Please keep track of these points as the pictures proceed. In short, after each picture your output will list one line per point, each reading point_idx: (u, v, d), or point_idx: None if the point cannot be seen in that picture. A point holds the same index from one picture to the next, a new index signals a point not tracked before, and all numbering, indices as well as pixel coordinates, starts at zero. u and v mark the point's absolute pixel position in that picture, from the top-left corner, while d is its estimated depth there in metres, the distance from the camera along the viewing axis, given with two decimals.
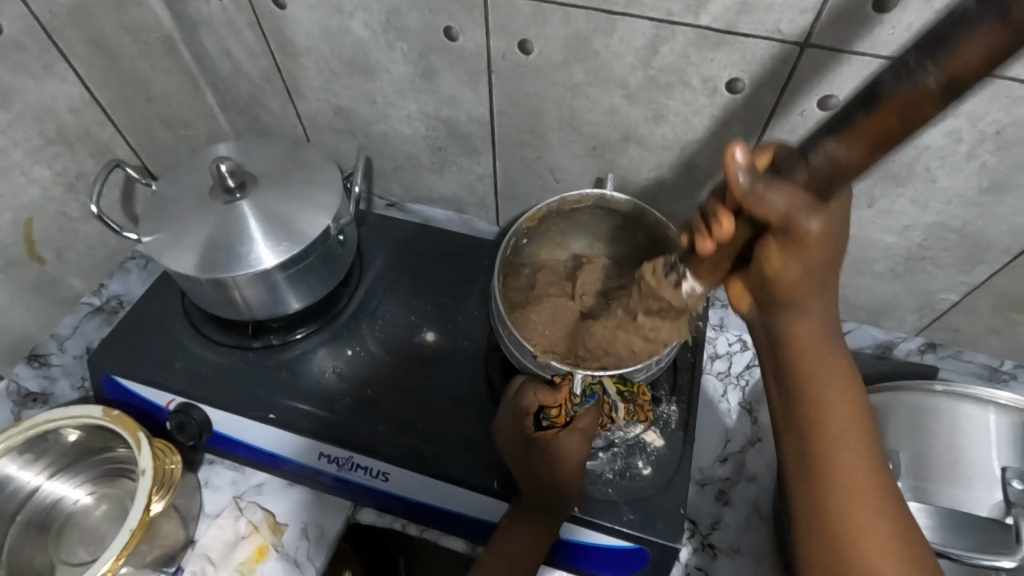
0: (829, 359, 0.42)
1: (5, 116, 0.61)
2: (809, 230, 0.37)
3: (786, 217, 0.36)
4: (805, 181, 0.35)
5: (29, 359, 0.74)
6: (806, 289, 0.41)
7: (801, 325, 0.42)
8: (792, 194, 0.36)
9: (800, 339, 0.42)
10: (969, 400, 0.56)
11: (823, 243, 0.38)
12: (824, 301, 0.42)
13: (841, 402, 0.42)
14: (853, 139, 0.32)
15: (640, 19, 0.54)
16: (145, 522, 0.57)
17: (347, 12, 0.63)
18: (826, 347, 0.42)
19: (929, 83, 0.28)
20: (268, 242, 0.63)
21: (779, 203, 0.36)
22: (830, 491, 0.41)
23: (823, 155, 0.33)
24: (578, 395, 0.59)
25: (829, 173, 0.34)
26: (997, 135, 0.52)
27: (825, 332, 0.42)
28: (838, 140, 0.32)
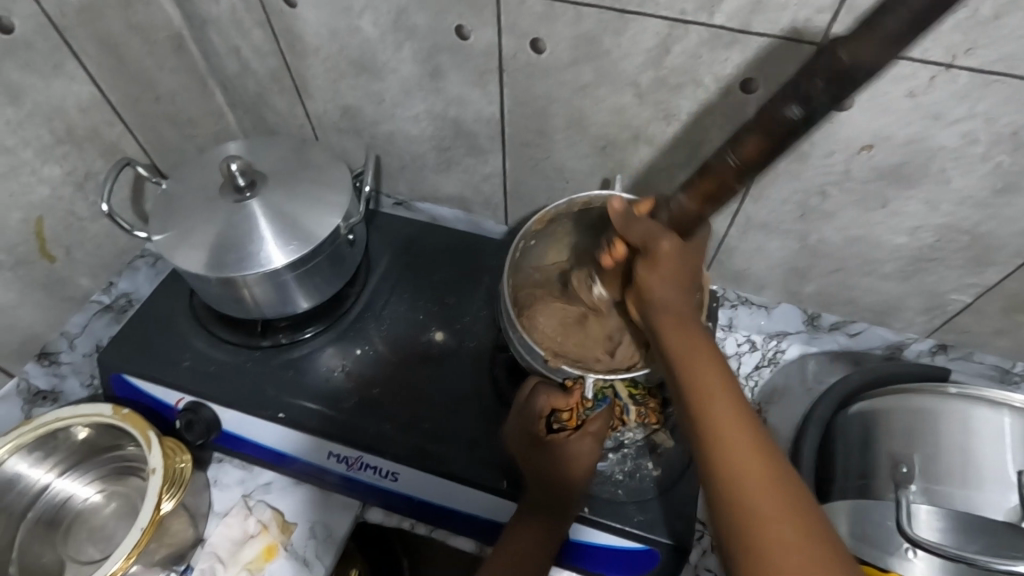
0: (697, 343, 0.47)
1: (16, 114, 0.61)
2: (664, 250, 0.46)
3: (645, 241, 0.47)
4: (668, 223, 0.49)
5: (38, 357, 0.73)
6: (667, 285, 0.47)
7: (669, 320, 0.48)
8: (648, 224, 0.48)
9: (669, 331, 0.47)
10: (984, 402, 0.55)
11: (678, 257, 0.47)
12: (681, 296, 0.48)
13: (713, 375, 0.45)
14: (692, 195, 0.46)
15: (651, 18, 0.54)
16: (155, 521, 0.58)
17: (356, 11, 0.63)
18: (693, 332, 0.47)
19: (730, 161, 0.42)
20: (278, 242, 0.63)
21: (641, 229, 0.48)
22: (718, 458, 0.41)
23: (677, 206, 0.48)
24: (590, 399, 0.60)
25: (681, 218, 0.48)
26: (1012, 135, 0.51)
27: (688, 322, 0.48)
28: (685, 195, 0.47)
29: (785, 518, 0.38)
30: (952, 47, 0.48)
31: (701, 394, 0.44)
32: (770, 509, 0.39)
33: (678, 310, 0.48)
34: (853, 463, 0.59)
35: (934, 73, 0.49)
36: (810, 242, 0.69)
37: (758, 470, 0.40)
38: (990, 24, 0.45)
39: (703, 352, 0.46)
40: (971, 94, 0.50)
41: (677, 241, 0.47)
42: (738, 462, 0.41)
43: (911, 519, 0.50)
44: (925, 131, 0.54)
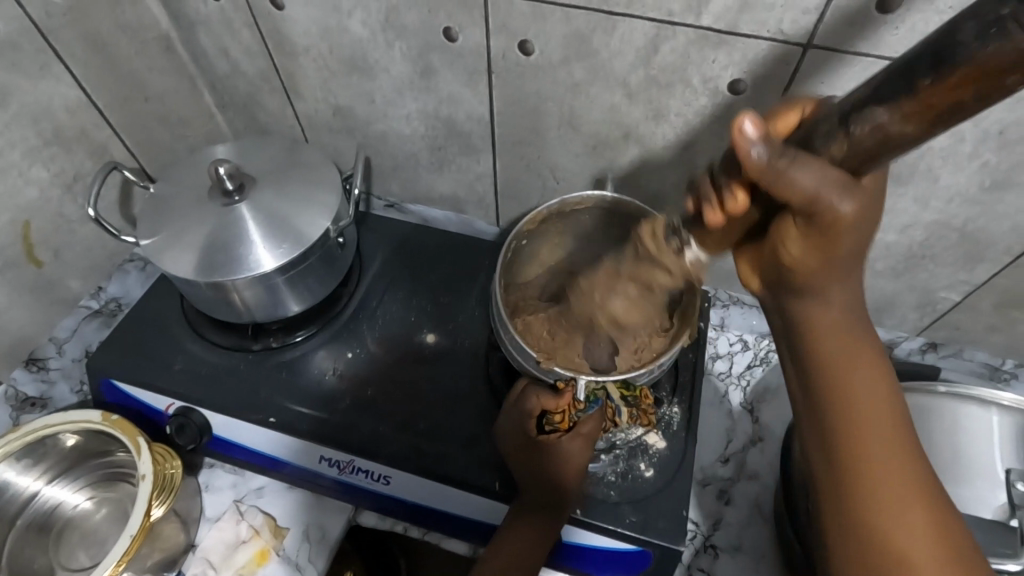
0: (855, 337, 0.39)
1: (2, 116, 0.60)
2: (841, 215, 0.33)
3: (813, 200, 0.33)
4: (841, 158, 0.32)
5: (27, 363, 0.73)
6: (836, 281, 0.38)
7: (821, 309, 0.39)
8: (819, 176, 0.32)
9: (817, 324, 0.39)
10: (973, 400, 0.55)
11: (846, 235, 0.35)
12: (847, 290, 0.39)
13: (864, 379, 0.39)
14: (900, 118, 0.28)
15: (640, 18, 0.53)
16: (145, 528, 0.57)
17: (346, 10, 0.62)
18: (851, 325, 0.40)
19: (997, 57, 0.23)
20: (268, 244, 0.63)
21: (808, 185, 0.32)
22: (856, 461, 0.39)
23: (864, 133, 0.30)
24: (581, 400, 0.59)
25: (863, 156, 0.31)
26: (1000, 133, 0.52)
27: (851, 314, 0.40)
28: (886, 114, 0.28)
29: (923, 529, 0.38)
30: None
31: (852, 401, 0.39)
32: (905, 516, 0.38)
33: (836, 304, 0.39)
34: None
35: None
36: None
37: (897, 474, 0.39)
38: None
39: (858, 349, 0.40)
40: None
41: (853, 205, 0.33)
42: (878, 468, 0.39)
43: None
44: None
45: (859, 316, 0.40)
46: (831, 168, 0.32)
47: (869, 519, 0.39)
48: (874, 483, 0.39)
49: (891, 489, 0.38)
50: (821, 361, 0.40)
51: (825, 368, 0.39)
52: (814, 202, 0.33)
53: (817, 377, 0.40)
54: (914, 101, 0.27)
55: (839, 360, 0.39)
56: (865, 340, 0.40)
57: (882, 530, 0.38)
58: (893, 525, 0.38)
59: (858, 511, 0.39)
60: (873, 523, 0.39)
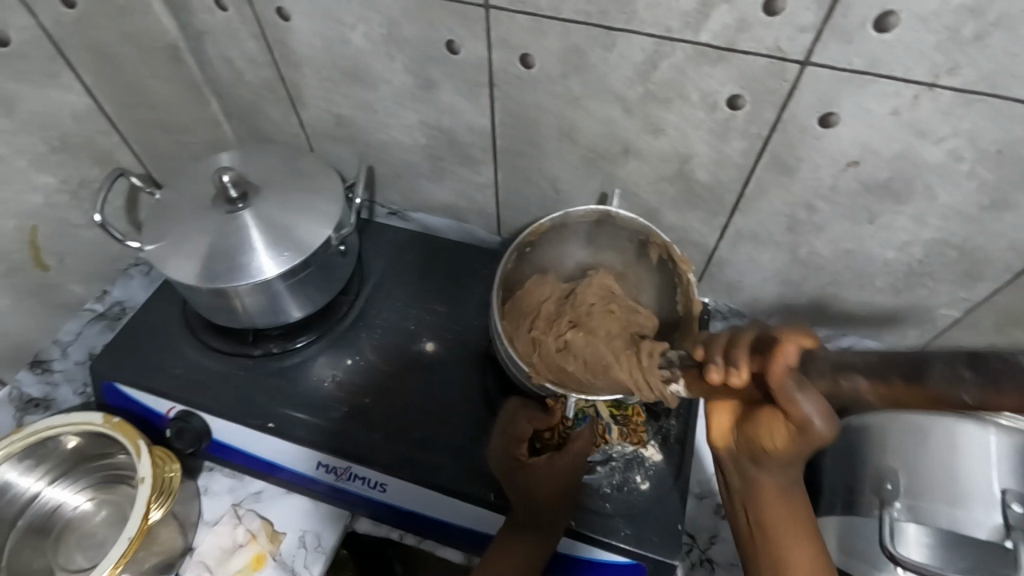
0: (787, 503, 0.49)
1: (10, 124, 0.62)
2: (814, 431, 0.43)
3: (805, 419, 0.42)
4: (827, 390, 0.41)
5: (32, 365, 0.74)
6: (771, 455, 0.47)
7: (770, 488, 0.49)
8: (817, 403, 0.41)
9: (766, 498, 0.49)
10: (968, 419, 0.52)
11: (785, 443, 0.45)
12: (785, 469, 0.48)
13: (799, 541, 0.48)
14: (886, 394, 0.38)
15: (638, 34, 0.54)
16: (143, 530, 0.58)
17: (349, 23, 0.63)
18: (783, 495, 0.49)
19: (964, 397, 0.35)
20: (271, 252, 0.64)
21: (807, 408, 0.41)
22: None
23: (854, 387, 0.39)
24: (570, 417, 0.62)
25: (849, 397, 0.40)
26: (997, 154, 0.52)
27: (785, 486, 0.49)
28: (876, 387, 0.38)
29: None
30: (935, 66, 0.48)
31: (785, 558, 0.48)
32: None
33: (777, 475, 0.48)
34: (845, 473, 0.60)
35: (916, 92, 0.50)
36: (801, 255, 0.69)
37: None
38: (973, 44, 0.46)
39: (796, 522, 0.48)
40: (956, 111, 0.50)
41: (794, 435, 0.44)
42: None
43: (898, 538, 0.50)
44: (912, 147, 0.54)
45: (794, 492, 0.49)
46: (822, 399, 0.42)
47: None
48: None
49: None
50: (764, 524, 0.49)
51: (764, 530, 0.49)
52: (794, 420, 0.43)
53: (760, 542, 0.49)
54: (898, 387, 0.37)
55: (778, 527, 0.48)
56: (797, 508, 0.48)
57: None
58: None
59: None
60: None
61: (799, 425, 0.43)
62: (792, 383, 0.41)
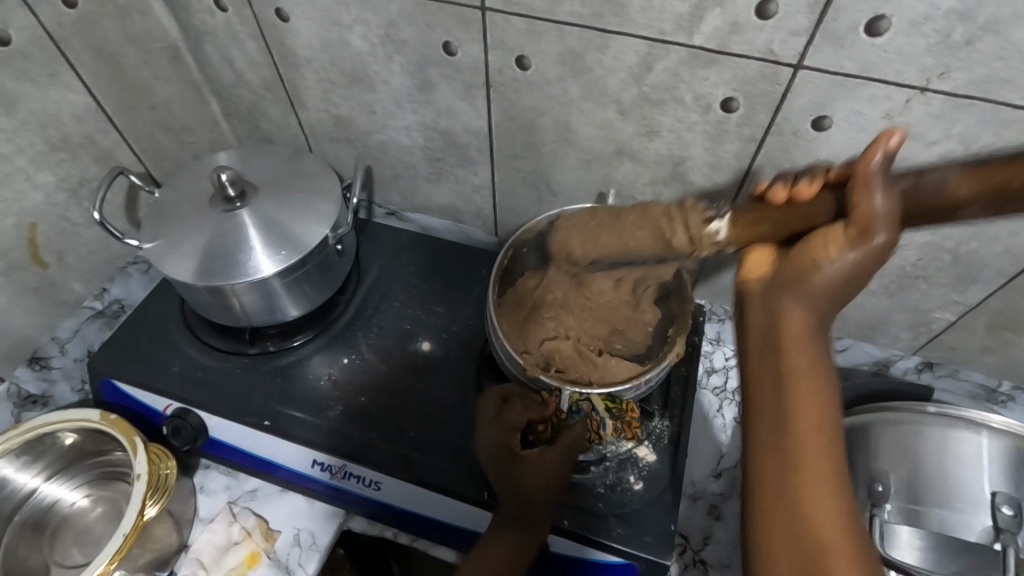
0: (812, 345, 0.45)
1: (10, 122, 0.63)
2: (875, 239, 0.44)
3: (874, 216, 0.43)
4: (914, 187, 0.44)
5: (30, 362, 0.75)
6: (814, 282, 0.46)
7: (793, 324, 0.46)
8: (888, 203, 0.44)
9: (788, 328, 0.46)
10: (963, 423, 0.55)
11: (843, 255, 0.45)
12: (817, 309, 0.46)
13: (819, 393, 0.43)
14: (973, 178, 0.42)
15: (632, 36, 0.54)
16: (138, 527, 0.58)
17: (346, 24, 0.64)
18: (812, 341, 0.45)
19: None
20: (268, 251, 0.64)
21: (878, 202, 0.43)
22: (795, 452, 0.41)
23: (937, 178, 0.43)
24: (564, 411, 0.60)
25: (941, 196, 0.43)
26: (990, 157, 0.52)
27: (811, 327, 0.46)
28: (961, 172, 0.43)
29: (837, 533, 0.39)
30: (926, 70, 0.48)
31: (796, 399, 0.43)
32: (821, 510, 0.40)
33: (806, 312, 0.46)
34: None
35: (908, 96, 0.50)
36: None
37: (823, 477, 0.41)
38: (963, 48, 0.46)
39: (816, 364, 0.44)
40: (949, 115, 0.50)
41: (859, 242, 0.44)
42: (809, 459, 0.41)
43: (890, 539, 0.50)
44: (904, 150, 0.54)
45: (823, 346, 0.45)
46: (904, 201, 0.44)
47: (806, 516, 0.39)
48: (802, 474, 0.41)
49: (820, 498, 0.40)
50: (784, 357, 0.45)
51: (785, 366, 0.44)
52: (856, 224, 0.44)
53: (773, 377, 0.45)
54: (991, 169, 0.42)
55: (802, 374, 0.44)
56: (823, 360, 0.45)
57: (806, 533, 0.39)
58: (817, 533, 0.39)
59: (784, 504, 0.41)
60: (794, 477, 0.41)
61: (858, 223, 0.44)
62: (878, 171, 0.44)
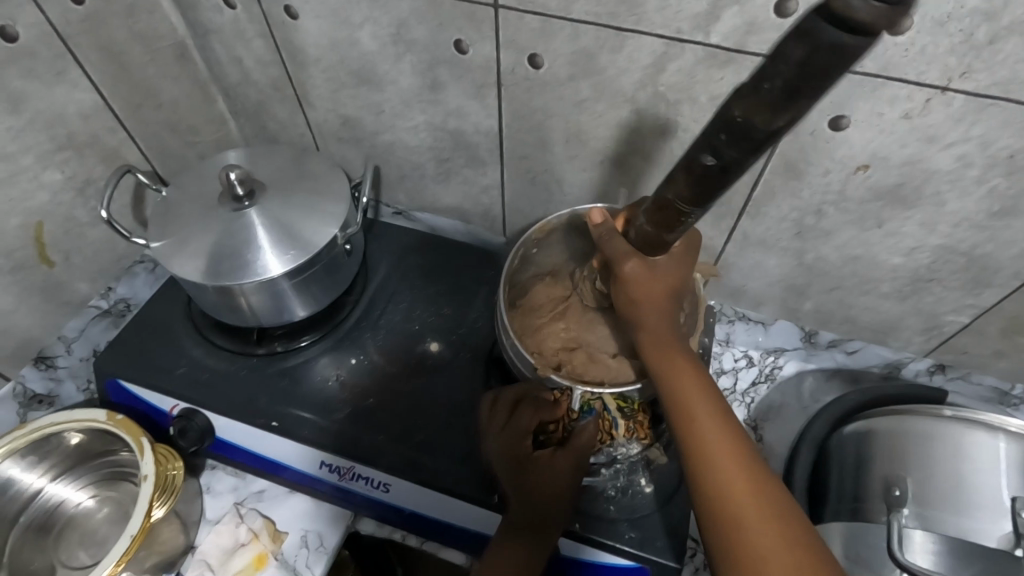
0: (675, 354, 0.51)
1: (17, 120, 0.62)
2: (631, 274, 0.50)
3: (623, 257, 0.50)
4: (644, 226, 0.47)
5: (36, 362, 0.74)
6: (646, 311, 0.51)
7: (650, 341, 0.51)
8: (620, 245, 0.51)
9: (649, 349, 0.51)
10: (979, 427, 0.53)
11: (653, 277, 0.50)
12: (664, 315, 0.51)
13: (695, 395, 0.49)
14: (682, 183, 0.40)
15: (648, 35, 0.54)
16: (146, 528, 0.57)
17: (356, 23, 0.63)
18: (670, 340, 0.51)
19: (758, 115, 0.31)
20: (276, 251, 0.63)
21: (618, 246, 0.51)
22: (707, 467, 0.46)
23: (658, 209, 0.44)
24: (576, 410, 0.58)
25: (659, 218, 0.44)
26: (1009, 159, 0.51)
27: (666, 339, 0.51)
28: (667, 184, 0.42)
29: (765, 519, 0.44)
30: (947, 70, 0.47)
31: (692, 414, 0.48)
32: (746, 509, 0.44)
33: (658, 327, 0.51)
34: (850, 482, 0.59)
35: (929, 95, 0.49)
36: (808, 260, 0.69)
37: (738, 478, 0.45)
38: (986, 48, 0.45)
39: (688, 374, 0.50)
40: (967, 116, 0.50)
41: (643, 258, 0.50)
42: (719, 468, 0.46)
43: (905, 543, 0.50)
44: (921, 152, 0.53)
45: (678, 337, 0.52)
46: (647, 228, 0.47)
47: (726, 515, 0.44)
48: (722, 480, 0.45)
49: (736, 488, 0.45)
50: (661, 375, 0.50)
51: (666, 385, 0.50)
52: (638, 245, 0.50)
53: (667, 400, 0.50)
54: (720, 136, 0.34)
55: (682, 385, 0.49)
56: (685, 355, 0.51)
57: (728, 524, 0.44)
58: (742, 526, 0.44)
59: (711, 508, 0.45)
60: (715, 488, 0.45)
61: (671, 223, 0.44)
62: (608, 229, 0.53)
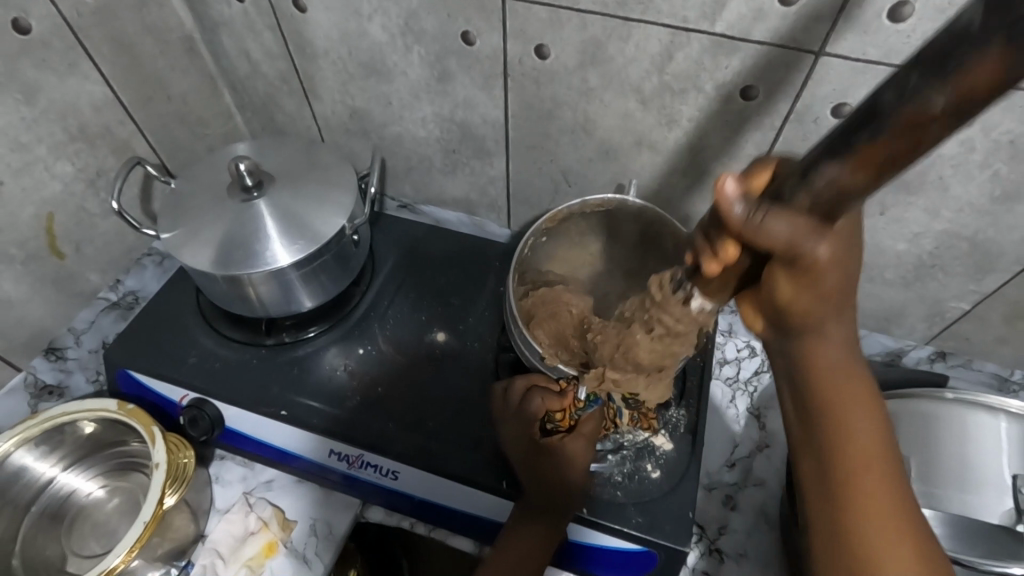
0: (852, 373, 0.38)
1: (30, 111, 0.63)
2: (819, 259, 0.32)
3: (788, 248, 0.31)
4: (808, 203, 0.29)
5: (46, 352, 0.75)
6: (823, 316, 0.36)
7: (824, 355, 0.38)
8: (795, 224, 0.30)
9: (819, 367, 0.38)
10: (981, 408, 0.56)
11: (841, 269, 0.33)
12: (846, 326, 0.37)
13: (864, 427, 0.39)
14: (856, 164, 0.26)
15: (655, 24, 0.54)
16: (159, 516, 0.58)
17: (366, 15, 0.64)
18: (849, 359, 0.38)
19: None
20: (285, 241, 0.64)
21: (781, 230, 0.30)
22: (851, 506, 0.38)
23: (828, 183, 0.27)
24: (581, 400, 0.62)
25: (830, 198, 0.28)
26: (1011, 144, 0.52)
27: (843, 354, 0.38)
28: (841, 162, 0.26)
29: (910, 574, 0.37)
30: None
31: (850, 446, 0.39)
32: (889, 562, 0.37)
33: (836, 340, 0.38)
34: None
35: None
36: None
37: (891, 527, 0.38)
38: None
39: (857, 398, 0.39)
40: None
41: (836, 234, 0.31)
42: (869, 513, 0.38)
43: None
44: None
45: (857, 356, 0.39)
46: (805, 216, 0.30)
47: (860, 561, 0.38)
48: (864, 525, 0.38)
49: (887, 549, 0.37)
50: (824, 395, 0.39)
51: (825, 406, 0.39)
52: (828, 214, 0.30)
53: (818, 418, 0.39)
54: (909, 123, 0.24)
55: (847, 413, 0.39)
56: (862, 374, 0.39)
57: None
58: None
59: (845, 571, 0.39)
60: (857, 535, 0.38)
61: (912, 141, 0.24)
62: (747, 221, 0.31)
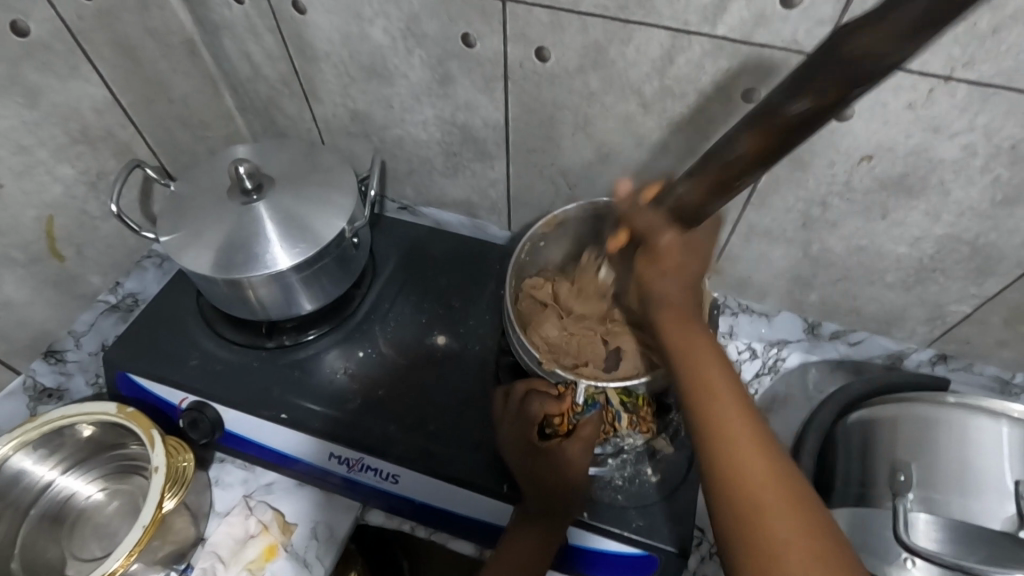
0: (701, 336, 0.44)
1: (31, 114, 0.62)
2: (663, 245, 0.47)
3: (649, 232, 0.48)
4: (671, 210, 0.48)
5: (46, 355, 0.75)
6: (667, 282, 0.46)
7: (670, 314, 0.46)
8: (653, 218, 0.48)
9: (668, 324, 0.45)
10: (983, 413, 0.55)
11: (682, 256, 0.47)
12: (687, 292, 0.46)
13: (719, 377, 0.42)
14: (700, 182, 0.45)
15: (657, 28, 0.54)
16: (157, 520, 0.58)
17: (367, 18, 0.64)
18: (691, 317, 0.46)
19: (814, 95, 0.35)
20: (284, 244, 0.64)
21: (643, 221, 0.49)
22: (719, 441, 0.40)
23: (680, 195, 0.47)
24: (580, 404, 0.59)
25: (681, 209, 0.47)
26: (1012, 148, 0.52)
27: (686, 318, 0.46)
28: (691, 182, 0.46)
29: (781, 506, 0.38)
30: (951, 60, 0.48)
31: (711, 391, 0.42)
32: (759, 492, 0.38)
33: (681, 298, 0.46)
34: (854, 469, 0.59)
35: (932, 86, 0.50)
36: (815, 251, 0.69)
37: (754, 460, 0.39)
38: (990, 38, 0.46)
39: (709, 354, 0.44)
40: (973, 106, 0.50)
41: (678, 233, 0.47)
42: (735, 447, 0.40)
43: (909, 528, 0.50)
44: (926, 142, 0.54)
45: (697, 318, 0.46)
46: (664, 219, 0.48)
47: (730, 489, 0.39)
48: (734, 458, 0.39)
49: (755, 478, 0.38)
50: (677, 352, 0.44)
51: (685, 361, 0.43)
52: (675, 213, 0.48)
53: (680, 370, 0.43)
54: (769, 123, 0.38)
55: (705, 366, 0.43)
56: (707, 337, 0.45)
57: (758, 534, 0.37)
58: (759, 514, 0.37)
59: (737, 512, 0.38)
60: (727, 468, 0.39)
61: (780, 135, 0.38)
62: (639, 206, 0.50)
